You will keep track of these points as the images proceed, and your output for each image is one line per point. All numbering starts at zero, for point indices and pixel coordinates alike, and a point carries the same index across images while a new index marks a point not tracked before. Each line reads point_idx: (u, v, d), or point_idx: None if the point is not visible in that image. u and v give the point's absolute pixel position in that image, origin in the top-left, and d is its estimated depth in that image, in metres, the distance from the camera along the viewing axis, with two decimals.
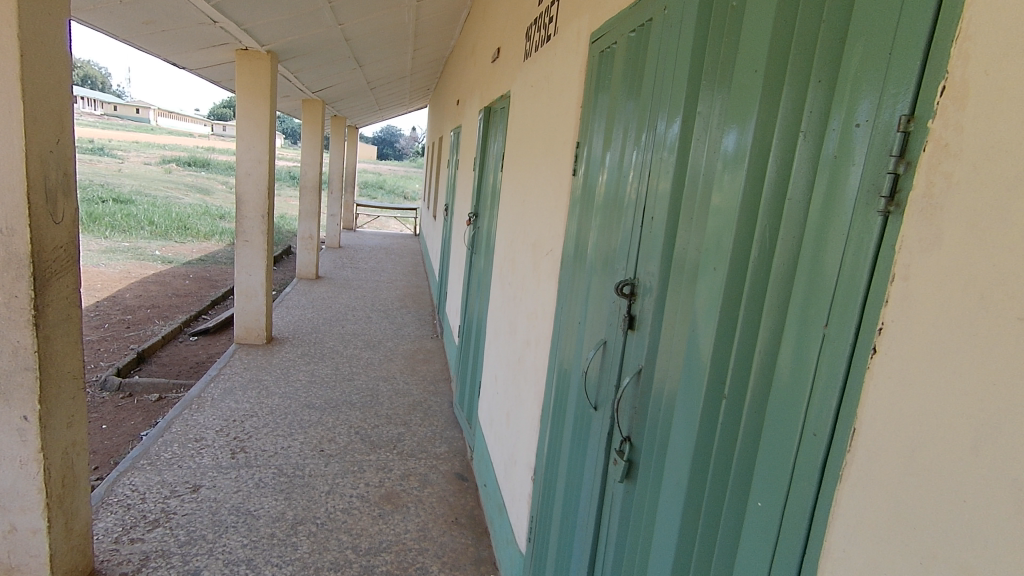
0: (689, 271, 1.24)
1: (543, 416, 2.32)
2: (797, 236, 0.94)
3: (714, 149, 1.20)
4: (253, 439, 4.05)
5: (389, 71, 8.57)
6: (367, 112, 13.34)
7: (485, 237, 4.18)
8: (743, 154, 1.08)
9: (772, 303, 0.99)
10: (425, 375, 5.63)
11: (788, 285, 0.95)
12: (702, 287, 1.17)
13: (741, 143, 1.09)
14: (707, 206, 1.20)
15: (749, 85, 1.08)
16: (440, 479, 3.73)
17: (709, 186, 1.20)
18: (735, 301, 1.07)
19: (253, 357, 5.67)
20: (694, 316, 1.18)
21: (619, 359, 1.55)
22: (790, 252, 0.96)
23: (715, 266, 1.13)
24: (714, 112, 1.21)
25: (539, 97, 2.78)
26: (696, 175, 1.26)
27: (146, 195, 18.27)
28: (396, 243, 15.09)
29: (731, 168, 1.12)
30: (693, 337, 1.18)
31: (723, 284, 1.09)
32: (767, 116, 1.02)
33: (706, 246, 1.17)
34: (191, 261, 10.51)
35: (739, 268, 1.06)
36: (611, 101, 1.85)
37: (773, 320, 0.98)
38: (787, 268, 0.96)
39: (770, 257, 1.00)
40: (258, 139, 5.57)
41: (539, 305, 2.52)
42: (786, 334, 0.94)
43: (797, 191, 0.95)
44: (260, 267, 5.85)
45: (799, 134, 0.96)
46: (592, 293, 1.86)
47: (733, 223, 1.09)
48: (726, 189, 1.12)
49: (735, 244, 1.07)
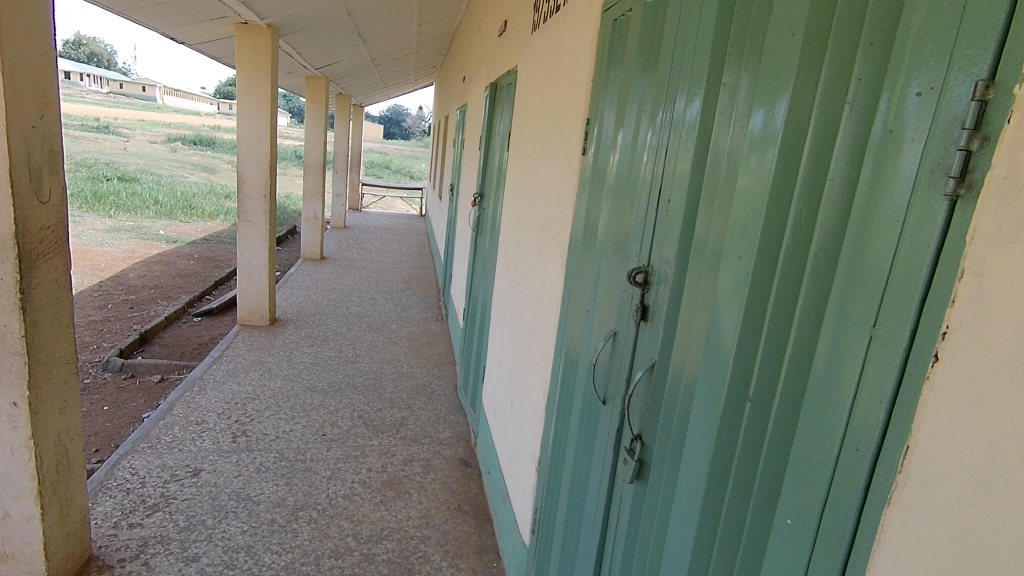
0: (709, 259, 1.13)
1: (548, 406, 2.24)
2: (839, 223, 0.83)
3: (739, 126, 1.08)
4: (255, 422, 4.01)
5: (394, 47, 8.37)
6: (372, 89, 13.13)
7: (490, 218, 4.07)
8: (774, 134, 0.96)
9: (810, 299, 0.88)
10: (429, 358, 5.57)
11: (829, 276, 0.85)
12: (725, 276, 1.06)
13: (771, 118, 0.97)
14: (731, 188, 1.09)
15: (784, 52, 0.95)
16: (444, 465, 3.68)
17: (733, 167, 1.09)
18: (762, 295, 0.96)
19: (256, 339, 5.61)
20: (715, 308, 1.08)
21: (630, 352, 1.45)
22: (832, 241, 0.85)
23: (740, 255, 1.02)
24: (741, 85, 1.09)
25: (548, 71, 2.64)
26: (719, 156, 1.14)
27: (152, 173, 18.21)
28: (401, 224, 14.97)
29: (759, 147, 1.00)
30: (712, 332, 1.08)
31: (750, 274, 0.98)
32: (805, 88, 0.90)
33: (729, 232, 1.06)
34: (195, 241, 10.45)
35: (766, 258, 0.95)
36: (624, 77, 1.72)
37: (811, 318, 0.87)
38: (828, 260, 0.85)
39: (805, 246, 0.89)
40: (259, 116, 5.44)
41: (544, 290, 2.43)
42: (825, 336, 0.84)
43: (842, 172, 0.83)
44: (263, 247, 5.77)
45: (844, 108, 0.84)
46: (601, 281, 1.75)
47: (762, 207, 0.97)
48: (753, 171, 1.01)
49: (762, 231, 0.96)
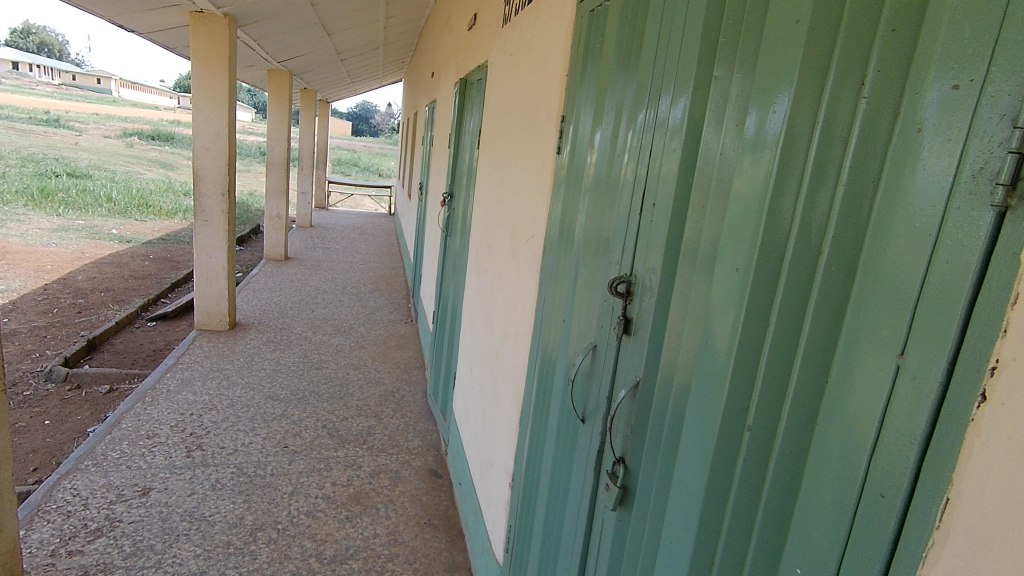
0: (701, 269, 1.03)
1: (523, 419, 2.13)
2: (856, 234, 0.74)
3: (733, 124, 0.98)
4: (211, 435, 3.78)
5: (360, 41, 8.14)
6: (338, 85, 12.80)
7: (461, 217, 3.94)
8: (775, 133, 0.86)
9: (821, 318, 0.77)
10: (398, 363, 5.39)
11: (845, 292, 0.75)
12: (720, 288, 0.95)
13: (771, 115, 0.87)
14: (725, 191, 0.98)
15: (786, 42, 0.85)
16: (413, 476, 3.53)
17: (728, 167, 0.98)
18: (764, 311, 0.86)
19: (214, 345, 5.34)
20: (709, 323, 0.98)
21: (612, 367, 1.34)
22: (847, 253, 0.75)
23: (737, 266, 0.91)
24: (736, 79, 0.99)
25: (520, 66, 2.52)
26: (711, 156, 1.04)
27: (104, 169, 17.38)
28: (369, 223, 14.65)
29: (758, 146, 0.89)
30: (707, 351, 0.97)
31: (748, 288, 0.88)
32: (813, 81, 0.80)
33: (724, 239, 0.96)
34: (151, 241, 9.98)
35: (766, 270, 0.85)
36: (601, 73, 1.62)
37: (823, 341, 0.77)
38: (843, 275, 0.75)
39: (815, 258, 0.79)
40: (216, 110, 5.17)
41: (517, 296, 2.31)
42: (838, 362, 0.74)
43: (857, 176, 0.73)
44: (221, 248, 5.50)
45: (860, 104, 0.73)
46: (579, 288, 1.65)
47: (761, 214, 0.87)
48: (751, 172, 0.91)
49: (762, 241, 0.86)
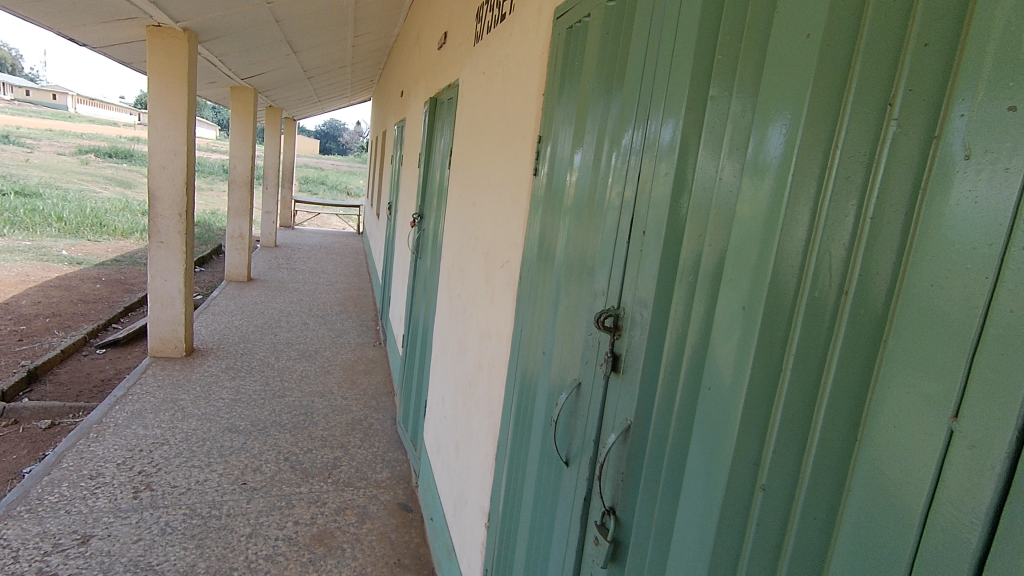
0: (704, 306, 0.94)
1: (500, 455, 2.00)
2: (890, 272, 0.63)
3: (735, 148, 0.90)
4: (162, 473, 3.52)
5: (327, 59, 8.01)
6: (304, 103, 12.61)
7: (431, 238, 3.82)
8: (786, 158, 0.78)
9: (848, 368, 0.67)
10: (365, 389, 5.19)
11: (877, 339, 0.65)
12: (727, 327, 0.86)
13: (781, 139, 0.79)
14: (728, 222, 0.90)
15: (795, 59, 0.77)
16: (381, 511, 3.34)
17: (730, 195, 0.90)
18: (779, 356, 0.77)
19: (168, 373, 5.04)
20: (717, 365, 0.88)
21: (599, 407, 1.24)
22: (879, 296, 0.65)
23: (746, 304, 0.83)
24: (735, 100, 0.91)
25: (492, 85, 2.44)
26: (710, 181, 0.96)
27: (55, 187, 16.63)
28: (337, 242, 14.36)
29: (766, 173, 0.81)
30: (716, 397, 0.88)
31: (760, 328, 0.79)
32: (829, 100, 0.72)
33: (729, 275, 0.88)
34: (104, 262, 9.52)
35: (780, 310, 0.77)
36: (582, 93, 1.54)
37: (852, 394, 0.67)
38: (876, 320, 0.65)
39: (838, 298, 0.69)
40: (174, 127, 4.95)
41: (492, 323, 2.20)
42: (872, 422, 0.64)
43: (887, 206, 0.64)
44: (178, 271, 5.24)
45: (890, 124, 0.64)
46: (561, 318, 1.54)
47: (772, 246, 0.78)
48: (758, 200, 0.82)
49: (775, 276, 0.77)
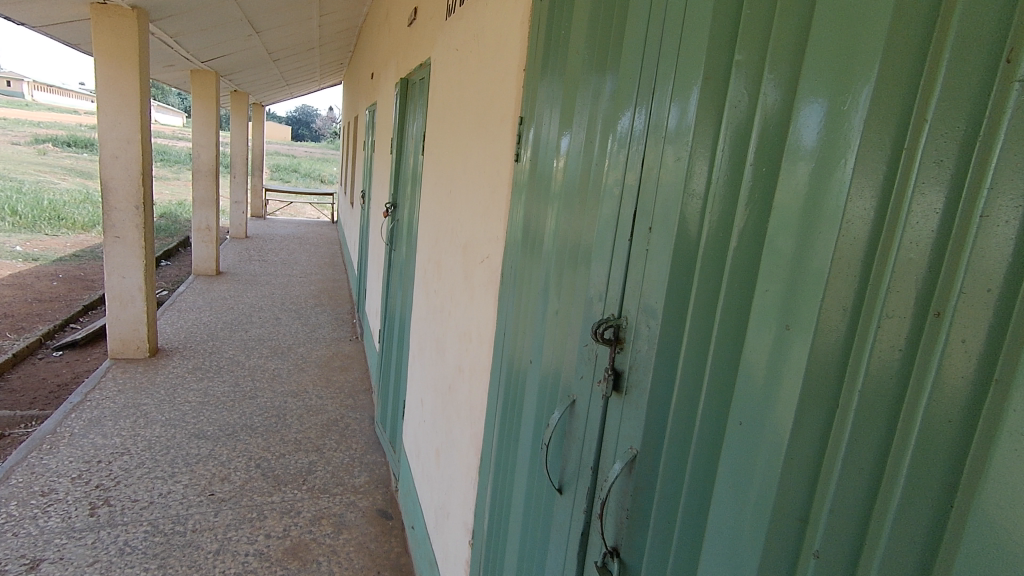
0: (736, 323, 0.80)
1: (483, 468, 1.84)
2: (1004, 291, 0.48)
3: (774, 126, 0.75)
4: (122, 486, 3.28)
5: (292, 40, 7.65)
6: (272, 88, 12.14)
7: (405, 227, 3.61)
8: (852, 140, 0.62)
9: (940, 415, 0.52)
10: (342, 387, 4.98)
11: (985, 378, 0.49)
12: (769, 347, 0.72)
13: (845, 114, 0.63)
14: (767, 218, 0.75)
15: (862, 14, 0.62)
16: (359, 520, 3.17)
17: (768, 185, 0.75)
18: (836, 391, 0.63)
19: (130, 375, 4.76)
20: (754, 398, 0.74)
21: (598, 431, 1.07)
22: (985, 323, 0.49)
23: (792, 325, 0.68)
24: (769, 71, 0.75)
25: (467, 64, 2.23)
26: (739, 169, 0.79)
27: (9, 179, 15.82)
28: (310, 232, 13.97)
29: (821, 156, 0.66)
30: (750, 436, 0.74)
31: (815, 351, 0.64)
32: (916, 63, 0.56)
33: (766, 288, 0.73)
34: (62, 258, 9.05)
35: (838, 332, 0.62)
36: (568, 69, 1.36)
37: (947, 446, 0.52)
38: (982, 354, 0.49)
39: (926, 321, 0.54)
40: (126, 114, 4.61)
41: (472, 324, 2.02)
42: (979, 494, 0.49)
43: (1001, 202, 0.48)
44: (137, 267, 4.94)
45: (1008, 90, 0.48)
46: (552, 323, 1.38)
47: (831, 253, 0.63)
48: (812, 191, 0.67)
49: (834, 291, 0.62)
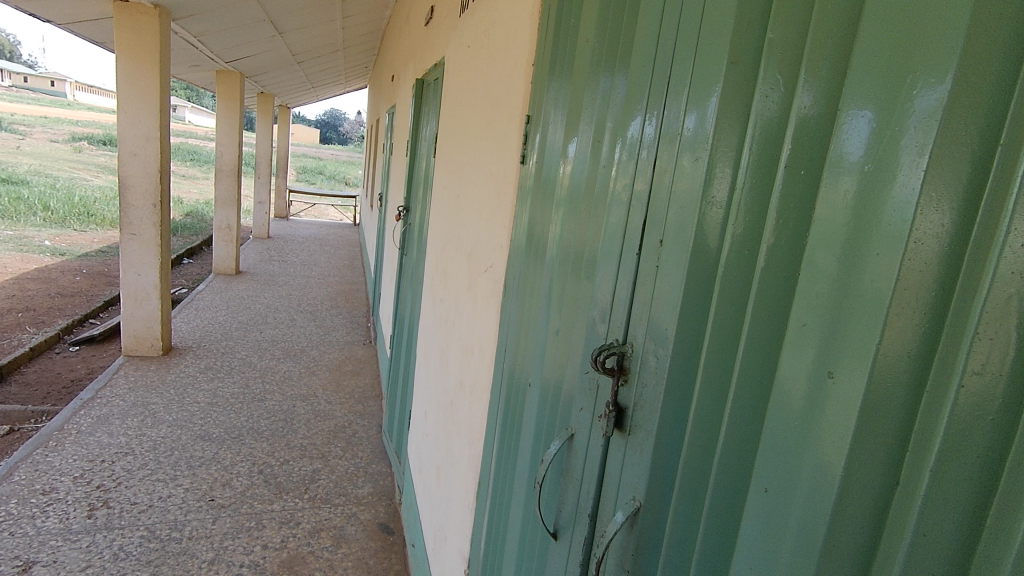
0: (764, 362, 0.66)
1: (481, 493, 1.71)
2: None
3: (817, 119, 0.60)
4: (122, 488, 3.22)
5: (316, 42, 7.66)
6: (298, 90, 12.23)
7: (416, 231, 3.51)
8: (919, 141, 0.48)
9: None
10: (352, 392, 4.89)
11: None
12: (806, 397, 0.58)
13: (908, 107, 0.49)
14: (805, 234, 0.61)
15: None
16: (360, 534, 3.05)
17: (809, 191, 0.61)
18: (898, 460, 0.49)
19: (142, 373, 4.74)
20: (785, 457, 0.60)
21: (597, 471, 0.93)
22: None
23: (836, 372, 0.54)
24: (810, 57, 0.62)
25: (478, 61, 2.11)
26: (770, 176, 0.66)
27: (44, 175, 16.25)
28: (332, 234, 14.03)
29: (879, 156, 0.52)
30: (779, 506, 0.60)
31: (868, 409, 0.51)
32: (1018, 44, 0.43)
33: (804, 323, 0.59)
34: (88, 254, 9.19)
35: (900, 385, 0.49)
36: (576, 63, 1.22)
37: None
38: None
39: None
40: (146, 112, 4.61)
41: (474, 336, 1.90)
42: None
43: None
44: (152, 265, 4.93)
45: None
46: (554, 344, 1.24)
47: (892, 285, 0.49)
48: (867, 204, 0.53)
49: (900, 333, 0.49)
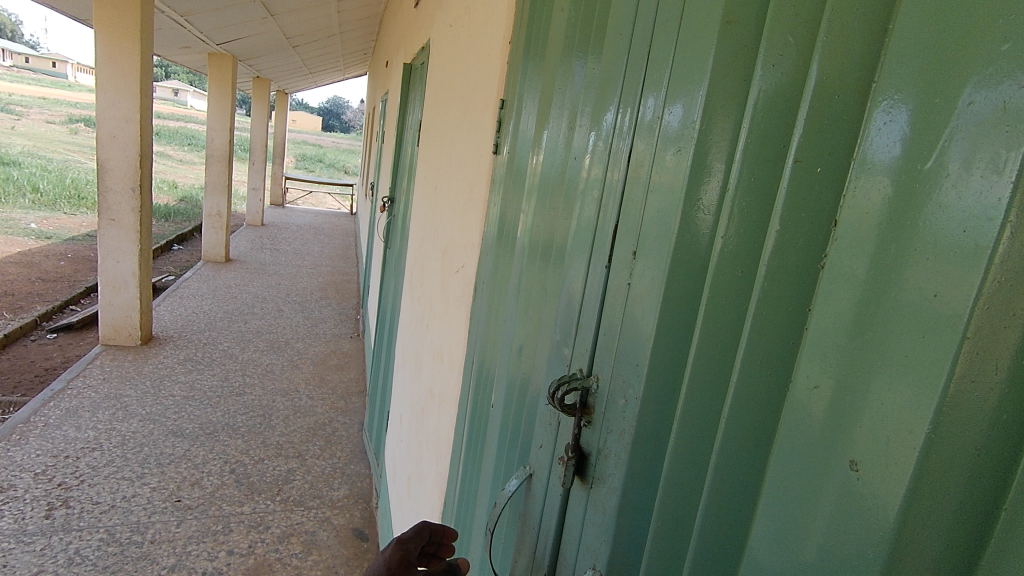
0: (761, 420, 0.50)
1: (445, 515, 1.56)
2: None
3: (843, 97, 0.45)
4: (85, 486, 3.07)
5: (311, 25, 7.45)
6: (295, 75, 12.01)
7: (400, 222, 3.34)
8: (1004, 127, 0.32)
9: None
10: (335, 387, 4.74)
11: None
12: (817, 485, 0.42)
13: (984, 76, 0.33)
14: (821, 254, 0.46)
15: None
16: (332, 540, 2.91)
17: (827, 196, 0.45)
18: None
19: (118, 364, 4.59)
20: (783, 562, 0.45)
21: (555, 526, 0.78)
22: None
23: (860, 462, 0.39)
24: (832, 12, 0.45)
25: (459, 41, 1.95)
26: (775, 177, 0.50)
27: (37, 157, 16.04)
28: (327, 223, 13.85)
29: (932, 152, 0.36)
30: None
31: (916, 520, 0.35)
32: None
33: (816, 383, 0.44)
34: (75, 238, 9.00)
35: (958, 481, 0.34)
36: (551, 38, 1.06)
37: None
38: None
39: None
40: (125, 92, 4.42)
41: (445, 342, 1.74)
42: None
43: None
44: (131, 252, 4.76)
45: None
46: (520, 361, 1.08)
47: (956, 347, 0.33)
48: (915, 218, 0.37)
49: (965, 414, 0.33)
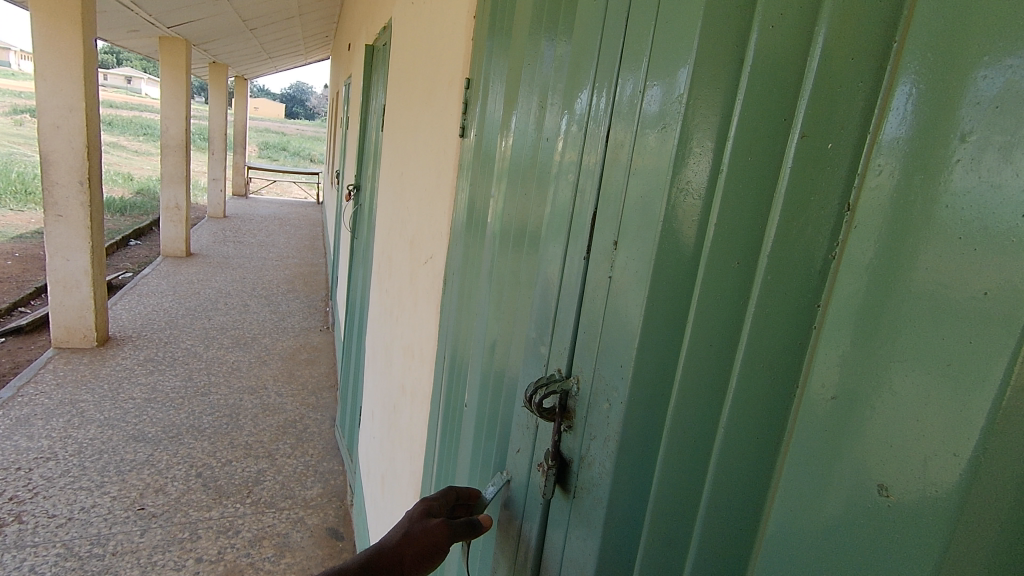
0: (767, 428, 0.46)
1: None
2: None
3: (855, 68, 0.40)
4: (39, 499, 2.92)
5: (267, 8, 7.14)
6: (253, 60, 11.57)
7: (366, 211, 3.22)
8: None
9: None
10: (305, 383, 4.62)
11: None
12: (836, 506, 0.38)
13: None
14: (832, 247, 0.41)
15: None
16: (306, 541, 2.83)
17: (837, 183, 0.41)
18: None
19: (73, 367, 4.37)
20: None
21: (537, 537, 0.73)
22: None
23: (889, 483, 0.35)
24: None
25: (421, 20, 1.85)
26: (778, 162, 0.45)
27: None
28: (292, 213, 13.51)
29: (969, 134, 0.32)
30: None
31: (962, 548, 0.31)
32: None
33: (828, 391, 0.40)
34: (22, 236, 8.55)
35: (1002, 503, 0.31)
36: (516, 12, 0.98)
37: None
38: None
39: None
40: (67, 80, 4.15)
41: (415, 336, 1.67)
42: None
43: None
44: (81, 249, 4.52)
45: None
46: (493, 358, 1.02)
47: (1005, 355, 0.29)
48: (950, 203, 0.32)
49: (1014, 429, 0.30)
